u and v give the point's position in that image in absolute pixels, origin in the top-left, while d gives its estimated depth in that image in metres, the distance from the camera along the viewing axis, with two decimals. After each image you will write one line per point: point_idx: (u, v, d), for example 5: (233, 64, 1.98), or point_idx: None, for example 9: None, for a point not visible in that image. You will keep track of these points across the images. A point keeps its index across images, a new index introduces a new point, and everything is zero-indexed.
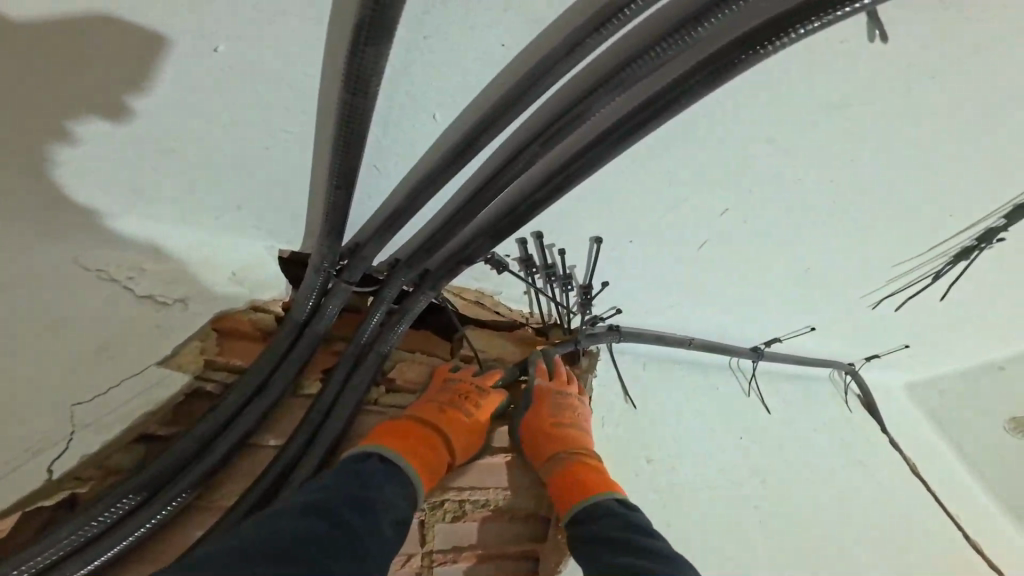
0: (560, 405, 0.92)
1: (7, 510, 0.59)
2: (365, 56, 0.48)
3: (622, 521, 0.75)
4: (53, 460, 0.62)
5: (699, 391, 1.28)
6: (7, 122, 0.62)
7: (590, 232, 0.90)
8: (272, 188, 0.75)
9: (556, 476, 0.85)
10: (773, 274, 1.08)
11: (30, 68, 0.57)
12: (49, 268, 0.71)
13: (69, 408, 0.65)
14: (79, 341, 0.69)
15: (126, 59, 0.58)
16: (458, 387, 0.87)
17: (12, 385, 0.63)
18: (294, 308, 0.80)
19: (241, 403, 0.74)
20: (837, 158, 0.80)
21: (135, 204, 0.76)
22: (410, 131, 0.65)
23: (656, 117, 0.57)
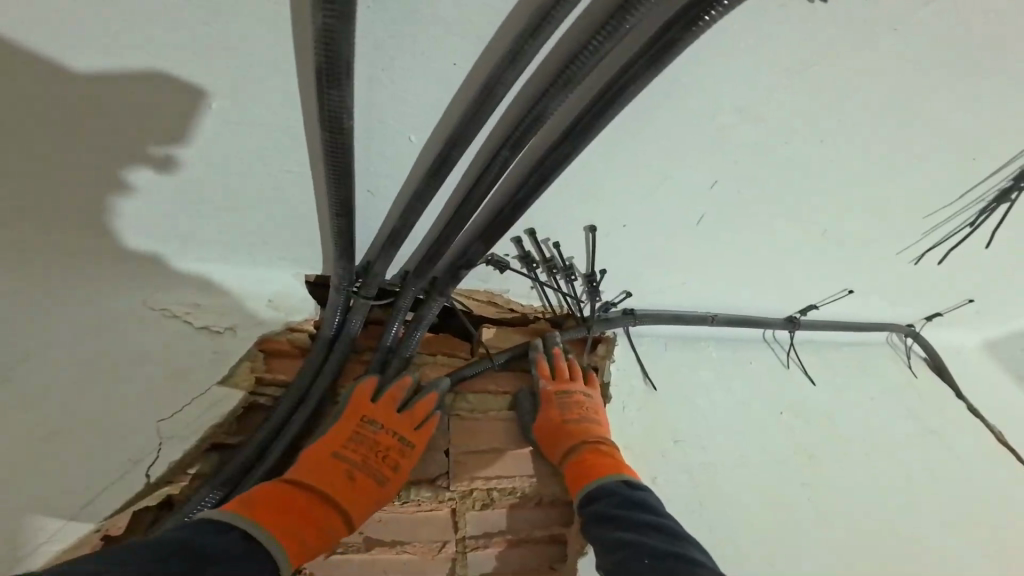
0: (567, 400, 0.97)
1: (121, 510, 0.73)
2: (331, 98, 0.54)
3: (634, 503, 0.80)
4: (151, 468, 0.76)
5: (731, 368, 1.26)
6: (33, 138, 0.68)
7: (583, 223, 0.92)
8: (286, 220, 0.84)
9: (571, 465, 0.90)
10: (796, 237, 1.04)
11: (44, 84, 0.62)
12: (125, 310, 0.85)
13: (156, 425, 0.78)
14: (156, 367, 0.82)
15: (167, 114, 0.67)
16: (376, 443, 0.85)
17: (114, 401, 0.78)
18: (323, 329, 0.90)
19: (291, 411, 0.85)
20: (830, 114, 0.77)
21: (178, 250, 0.88)
22: (391, 154, 0.72)
23: (609, 110, 0.59)
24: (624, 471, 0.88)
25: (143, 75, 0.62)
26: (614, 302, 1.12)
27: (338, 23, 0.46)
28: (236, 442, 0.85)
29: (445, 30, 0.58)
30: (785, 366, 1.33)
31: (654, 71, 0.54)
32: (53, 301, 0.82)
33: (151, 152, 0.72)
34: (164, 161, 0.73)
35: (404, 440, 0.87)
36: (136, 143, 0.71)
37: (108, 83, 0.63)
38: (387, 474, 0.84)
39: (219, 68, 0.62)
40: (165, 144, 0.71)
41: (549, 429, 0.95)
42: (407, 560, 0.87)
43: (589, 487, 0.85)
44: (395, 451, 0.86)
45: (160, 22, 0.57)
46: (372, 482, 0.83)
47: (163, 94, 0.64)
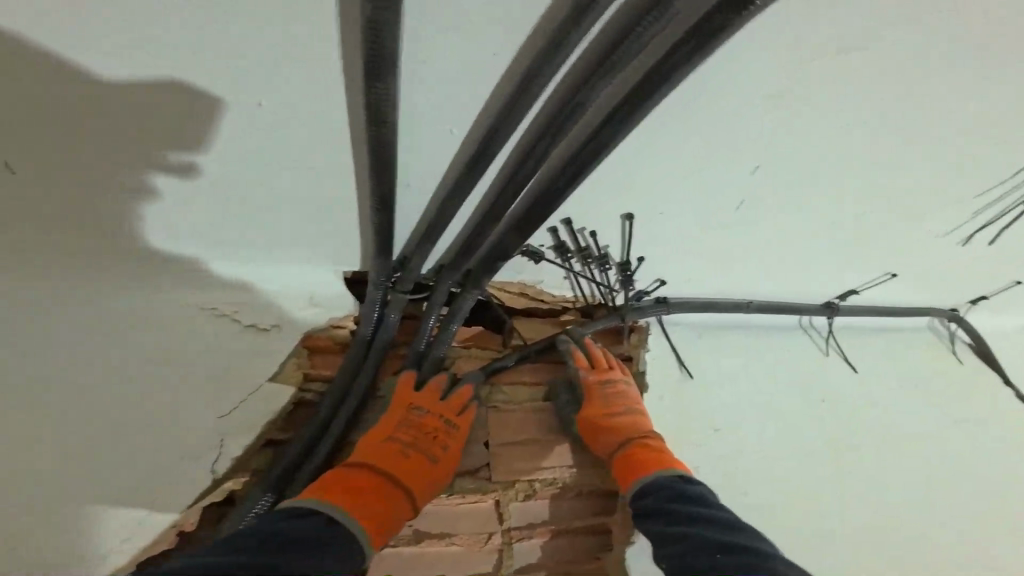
0: (609, 391, 0.95)
1: (194, 502, 0.80)
2: (377, 92, 0.55)
3: (691, 499, 0.79)
4: (214, 463, 0.82)
5: (769, 356, 1.22)
6: (60, 143, 0.70)
7: (620, 211, 0.91)
8: (326, 218, 0.85)
9: (619, 458, 0.90)
10: (804, 230, 1.02)
11: (75, 92, 0.64)
12: (180, 311, 0.89)
13: (215, 422, 0.84)
14: (208, 364, 0.87)
15: (184, 122, 0.69)
16: (423, 425, 0.86)
17: (167, 397, 0.83)
18: (360, 327, 0.91)
19: (337, 404, 0.87)
20: (877, 91, 0.74)
21: (223, 253, 0.91)
22: (431, 147, 0.72)
23: (652, 98, 0.56)
24: (671, 465, 0.87)
25: (170, 81, 0.64)
26: (648, 291, 1.10)
27: (386, 13, 0.46)
28: (285, 438, 0.88)
29: (489, 19, 0.58)
30: (823, 354, 1.28)
31: (702, 56, 0.51)
32: (111, 306, 0.87)
33: (170, 160, 0.74)
34: (183, 167, 0.75)
35: (449, 422, 0.88)
36: (154, 151, 0.73)
37: (124, 89, 0.64)
38: (439, 454, 0.86)
39: (265, 69, 0.63)
40: (183, 151, 0.73)
41: (593, 422, 0.93)
42: (455, 552, 0.89)
43: (644, 482, 0.84)
44: (443, 432, 0.87)
45: (206, 22, 0.57)
46: (427, 463, 0.84)
47: (179, 100, 0.66)
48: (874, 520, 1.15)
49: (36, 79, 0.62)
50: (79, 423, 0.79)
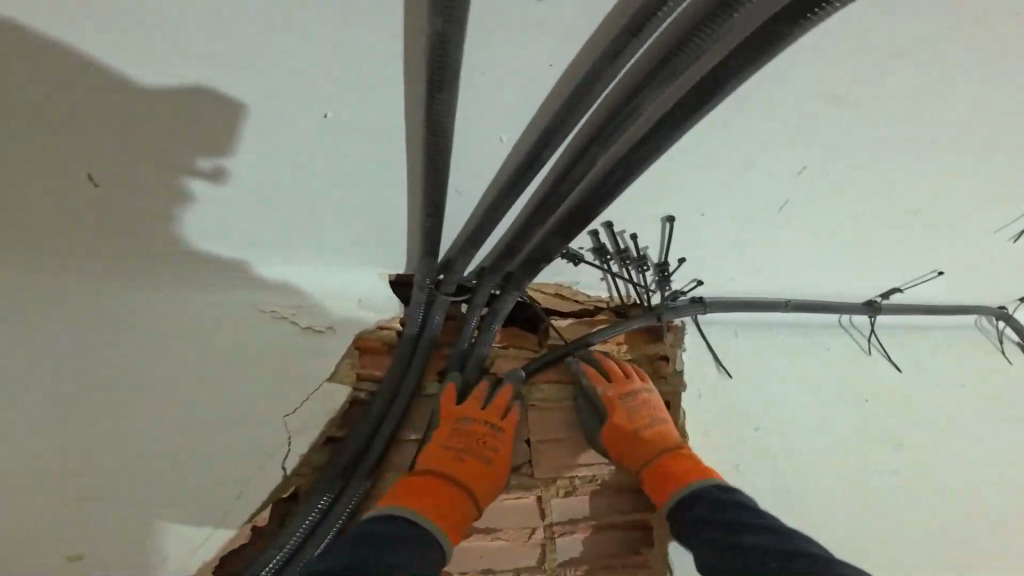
0: (633, 403, 0.97)
1: (264, 504, 0.85)
2: (439, 104, 0.58)
3: (732, 506, 0.79)
4: (285, 461, 0.87)
5: (808, 356, 1.20)
6: (101, 151, 0.73)
7: (662, 213, 0.92)
8: (378, 223, 0.89)
9: (650, 471, 0.92)
10: (823, 230, 1.01)
11: (116, 104, 0.67)
12: (240, 313, 0.94)
13: (284, 420, 0.89)
14: (270, 364, 0.92)
15: (216, 131, 0.72)
16: (473, 432, 0.88)
17: (233, 392, 0.89)
18: (403, 339, 0.94)
19: (387, 403, 0.92)
20: (932, 87, 0.73)
21: (279, 256, 0.95)
22: (484, 155, 0.76)
23: (704, 106, 0.58)
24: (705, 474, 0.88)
25: (212, 91, 0.66)
26: (684, 291, 1.10)
27: (452, 28, 0.49)
28: (342, 435, 0.94)
29: (546, 34, 0.61)
30: (865, 353, 1.26)
31: (757, 63, 0.53)
32: (174, 308, 0.92)
33: (202, 166, 0.77)
34: (213, 173, 0.79)
35: (493, 426, 0.91)
36: (187, 158, 0.76)
37: (168, 98, 0.67)
38: (492, 457, 0.89)
39: (330, 82, 0.66)
40: (212, 157, 0.76)
41: (623, 437, 0.94)
42: (501, 546, 0.92)
43: (682, 495, 0.85)
44: (490, 436, 0.90)
45: (283, 39, 0.61)
46: (480, 466, 0.87)
47: (220, 108, 0.68)
48: (919, 523, 1.13)
49: (82, 92, 0.65)
50: (155, 417, 0.85)
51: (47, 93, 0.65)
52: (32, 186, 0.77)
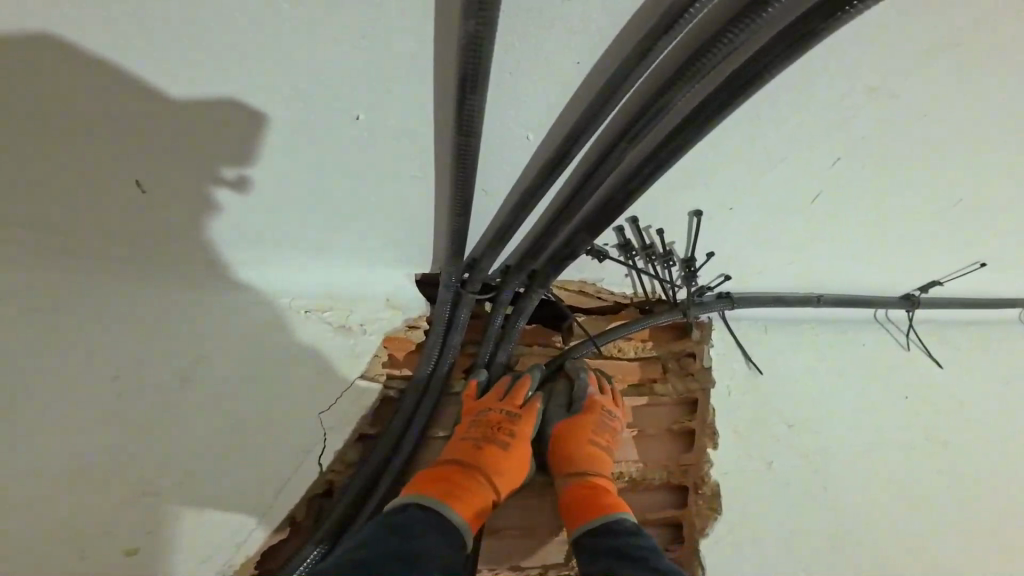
0: (612, 421, 0.97)
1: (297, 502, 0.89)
2: (469, 104, 0.58)
3: (631, 559, 0.75)
4: (320, 456, 0.90)
5: (841, 352, 1.17)
6: (131, 161, 0.77)
7: (689, 207, 0.91)
8: (406, 222, 0.90)
9: (580, 489, 0.89)
10: (865, 222, 0.98)
11: (151, 116, 0.71)
12: (273, 313, 0.97)
13: (318, 417, 0.92)
14: (304, 362, 0.95)
15: (241, 141, 0.76)
16: (488, 420, 0.90)
17: (270, 390, 0.92)
18: (427, 343, 0.96)
19: (416, 402, 0.95)
20: (987, 69, 0.69)
21: (309, 257, 0.98)
22: (511, 155, 0.77)
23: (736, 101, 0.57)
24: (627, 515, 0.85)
25: (241, 102, 0.70)
26: (711, 287, 1.08)
27: (485, 29, 0.49)
28: (374, 432, 0.98)
29: (574, 31, 0.61)
30: (904, 349, 1.21)
31: (792, 59, 0.52)
32: (210, 307, 0.96)
33: (226, 176, 0.81)
34: (237, 182, 0.82)
35: (510, 413, 0.91)
36: (212, 168, 0.80)
37: (194, 107, 0.70)
38: (508, 443, 0.89)
39: (361, 85, 0.68)
40: (235, 166, 0.79)
41: (571, 446, 0.93)
42: (530, 543, 0.95)
43: (595, 522, 0.82)
44: (506, 420, 0.90)
45: (320, 44, 0.63)
46: (497, 452, 0.87)
47: (250, 120, 0.72)
48: (956, 522, 1.10)
49: (119, 104, 0.69)
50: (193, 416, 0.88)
51: (75, 99, 0.68)
52: (54, 190, 0.80)
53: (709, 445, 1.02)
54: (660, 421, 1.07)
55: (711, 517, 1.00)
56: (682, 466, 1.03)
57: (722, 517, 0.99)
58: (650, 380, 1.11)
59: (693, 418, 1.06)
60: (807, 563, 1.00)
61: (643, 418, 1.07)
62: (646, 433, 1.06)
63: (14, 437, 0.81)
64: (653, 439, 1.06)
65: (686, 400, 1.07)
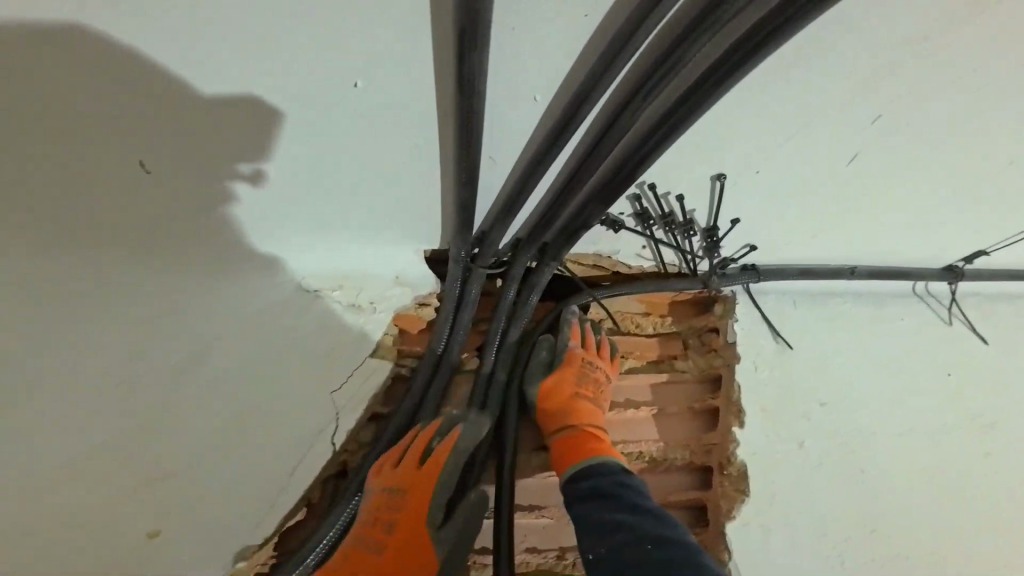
0: (590, 372, 0.95)
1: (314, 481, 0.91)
2: (470, 62, 0.54)
3: (604, 498, 0.81)
4: (334, 436, 0.91)
5: (877, 327, 1.10)
6: (138, 164, 0.75)
7: (710, 172, 0.85)
8: (413, 199, 0.87)
9: (562, 442, 0.92)
10: (905, 187, 0.90)
11: (156, 115, 0.69)
12: (284, 296, 0.95)
13: (332, 395, 0.92)
14: (314, 346, 0.93)
15: (250, 136, 0.73)
16: (370, 510, 0.83)
17: (282, 373, 0.91)
18: (437, 322, 0.94)
19: (427, 381, 0.93)
20: None
21: (314, 239, 0.92)
22: (519, 120, 0.73)
23: (753, 60, 0.53)
24: (602, 456, 0.87)
25: (245, 94, 0.67)
26: (735, 258, 1.01)
27: None
28: (386, 411, 0.98)
29: None
30: (946, 324, 1.13)
31: (816, 13, 0.47)
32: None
33: (241, 171, 0.78)
34: (252, 177, 0.79)
35: (394, 494, 0.83)
36: (226, 164, 0.77)
37: (195, 98, 0.67)
38: (385, 544, 0.81)
39: (358, 51, 0.64)
40: (250, 162, 0.77)
41: (544, 406, 0.96)
42: (546, 524, 0.95)
43: (568, 472, 0.87)
44: (386, 501, 0.83)
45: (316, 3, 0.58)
46: (372, 557, 0.80)
47: (263, 114, 0.70)
48: (1005, 503, 1.04)
49: (122, 102, 0.67)
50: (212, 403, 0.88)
51: (75, 98, 0.65)
52: (54, 194, 0.77)
53: (735, 424, 0.98)
54: (681, 400, 1.02)
55: (737, 499, 0.96)
56: (704, 445, 1.00)
57: (749, 499, 0.95)
58: (670, 357, 1.06)
59: (716, 396, 1.02)
60: (844, 547, 0.96)
61: (664, 397, 1.03)
62: (667, 411, 1.02)
63: (15, 435, 0.81)
64: (676, 418, 1.02)
65: (708, 377, 1.04)
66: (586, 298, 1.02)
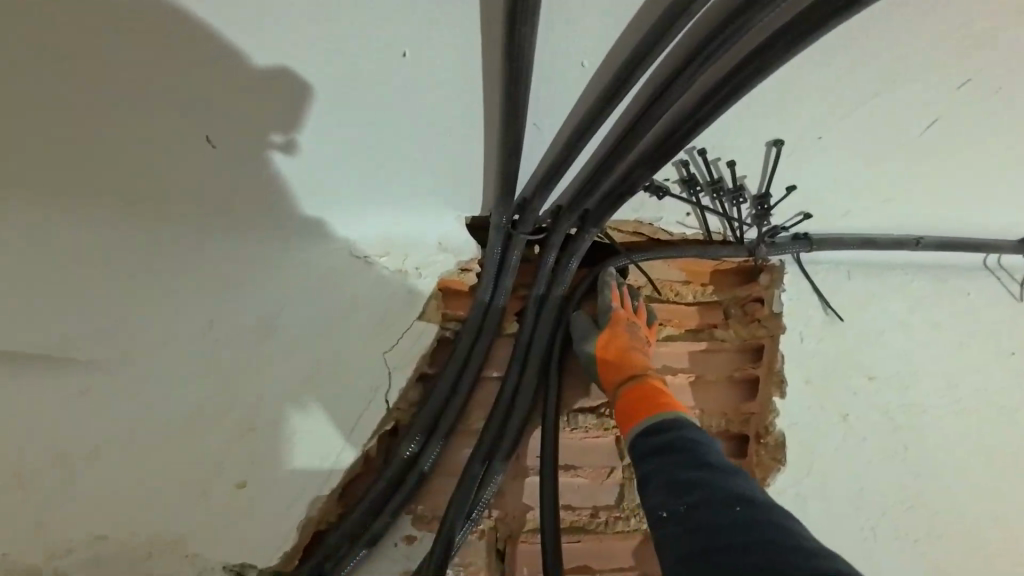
0: (635, 330, 0.97)
1: (369, 440, 0.94)
2: (520, 34, 0.53)
3: (679, 453, 0.78)
4: (388, 393, 0.95)
5: (938, 301, 1.04)
6: (137, 154, 0.84)
7: (766, 138, 0.81)
8: (458, 166, 0.88)
9: (634, 393, 0.90)
10: (983, 151, 0.84)
11: (144, 111, 0.77)
12: (335, 260, 1.00)
13: (383, 356, 0.97)
14: (363, 307, 0.98)
15: (234, 136, 0.81)
16: None
17: (333, 332, 0.97)
18: (480, 286, 0.96)
19: (471, 343, 0.97)
20: None
21: (360, 204, 0.96)
22: (565, 87, 0.71)
23: (827, 25, 0.50)
24: (678, 412, 0.86)
25: (262, 68, 0.71)
26: (786, 226, 0.97)
27: None
28: (432, 372, 1.01)
29: None
30: (1017, 299, 1.06)
31: None
32: (261, 265, 0.99)
33: (274, 139, 0.82)
34: (285, 145, 0.83)
35: None
36: (261, 132, 0.80)
37: (210, 76, 0.71)
38: None
39: (402, 17, 0.64)
40: (284, 131, 0.80)
41: (604, 359, 0.94)
42: (582, 483, 0.99)
43: (642, 425, 0.85)
44: None
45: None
46: None
47: (268, 90, 0.74)
48: None
49: (122, 104, 0.76)
50: (270, 358, 0.96)
51: (83, 92, 0.74)
52: (68, 182, 0.90)
53: (776, 394, 0.97)
54: (721, 368, 1.02)
55: (774, 468, 0.96)
56: (743, 415, 1.01)
57: (785, 469, 0.96)
58: (710, 326, 1.05)
59: (758, 366, 1.01)
60: (882, 523, 0.95)
61: (703, 365, 1.02)
62: (705, 378, 1.02)
63: (28, 417, 0.90)
64: (714, 386, 1.02)
65: (751, 346, 1.02)
66: (623, 262, 0.99)
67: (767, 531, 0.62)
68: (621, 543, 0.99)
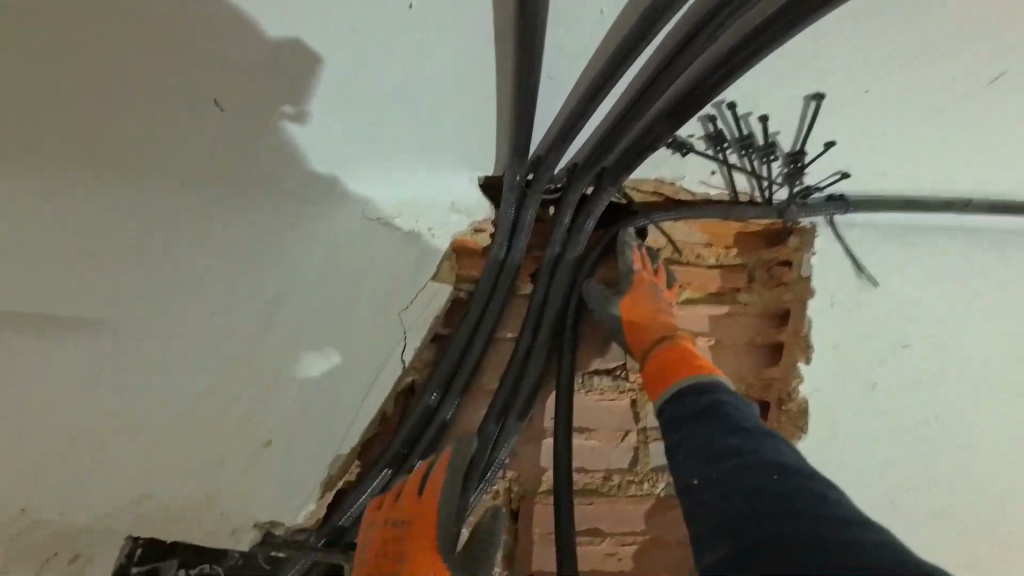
0: (660, 292, 0.95)
1: (387, 397, 0.97)
2: None
3: (717, 419, 0.75)
4: (403, 353, 0.96)
5: (991, 266, 0.96)
6: (150, 118, 0.83)
7: (806, 91, 0.74)
8: (468, 127, 0.83)
9: (664, 355, 0.88)
10: None
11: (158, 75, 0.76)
12: (351, 225, 0.99)
13: (399, 315, 0.96)
14: (378, 275, 0.97)
15: (246, 95, 0.78)
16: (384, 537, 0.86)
17: (349, 297, 0.97)
18: (494, 246, 0.94)
19: (485, 303, 0.96)
20: None
21: (377, 166, 0.93)
22: (582, 38, 0.65)
23: None
24: (712, 371, 0.84)
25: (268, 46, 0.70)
26: (821, 186, 0.91)
27: None
28: (446, 332, 1.01)
29: None
30: None
31: None
32: (260, 264, 0.98)
33: (285, 109, 0.81)
34: (296, 116, 0.82)
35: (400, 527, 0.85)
36: (269, 92, 0.78)
37: (225, 55, 0.72)
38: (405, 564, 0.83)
39: None
40: (294, 101, 0.79)
41: (631, 321, 0.92)
42: (594, 445, 1.00)
43: (680, 385, 0.83)
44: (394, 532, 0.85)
45: None
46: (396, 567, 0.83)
47: (267, 91, 0.77)
48: None
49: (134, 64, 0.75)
50: (287, 325, 0.97)
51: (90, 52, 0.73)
52: (88, 151, 0.91)
53: (800, 360, 0.95)
54: (741, 334, 1.01)
55: (793, 435, 0.95)
56: (763, 380, 1.00)
57: (806, 436, 0.95)
58: (733, 289, 1.02)
59: (782, 332, 0.98)
60: (895, 493, 0.95)
61: (723, 330, 1.01)
62: (727, 343, 1.01)
63: (43, 409, 0.94)
64: (733, 351, 1.01)
65: (775, 312, 1.00)
66: (644, 222, 0.95)
67: (801, 500, 0.58)
68: (632, 505, 1.00)
